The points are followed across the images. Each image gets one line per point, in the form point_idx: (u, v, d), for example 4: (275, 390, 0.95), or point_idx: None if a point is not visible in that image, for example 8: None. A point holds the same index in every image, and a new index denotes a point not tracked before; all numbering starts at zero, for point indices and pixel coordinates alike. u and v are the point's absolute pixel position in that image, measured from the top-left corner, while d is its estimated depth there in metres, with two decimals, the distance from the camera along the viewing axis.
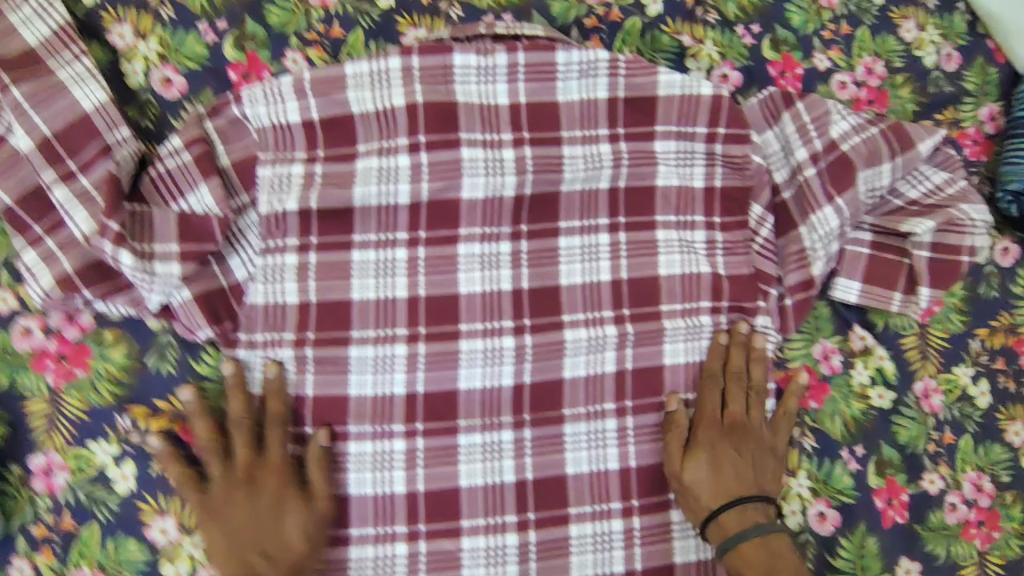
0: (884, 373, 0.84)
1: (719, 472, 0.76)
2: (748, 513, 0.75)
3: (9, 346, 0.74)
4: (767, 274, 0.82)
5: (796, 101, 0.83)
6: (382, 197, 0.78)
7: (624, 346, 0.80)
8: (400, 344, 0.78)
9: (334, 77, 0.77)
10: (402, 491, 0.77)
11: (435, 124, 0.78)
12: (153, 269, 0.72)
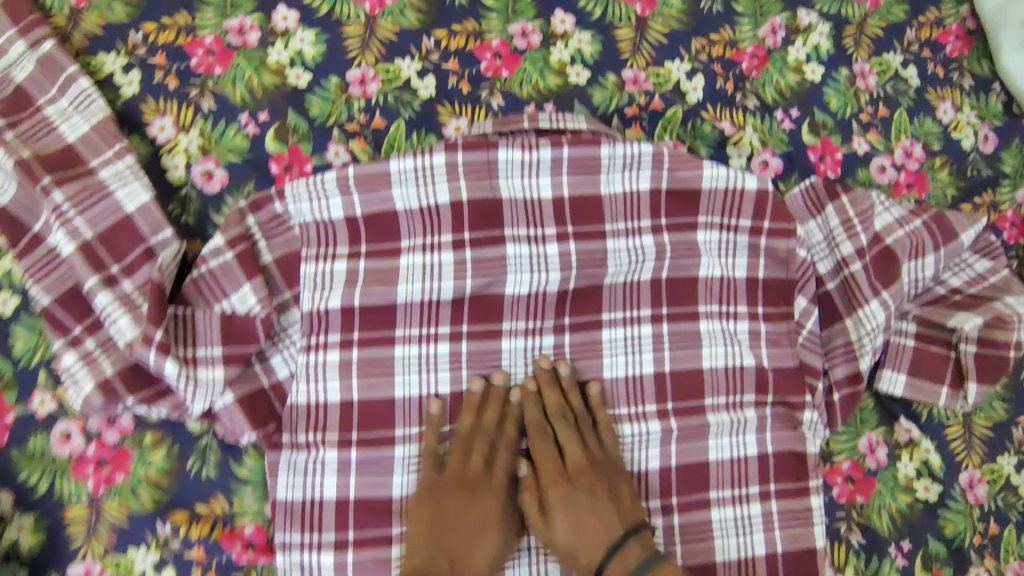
0: (931, 466, 0.84)
1: (573, 521, 0.72)
2: (629, 552, 0.70)
3: (48, 452, 0.74)
4: (813, 367, 0.82)
5: (840, 194, 0.82)
6: (426, 293, 0.78)
7: (669, 443, 0.78)
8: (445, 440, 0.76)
9: (379, 173, 0.77)
10: None
11: (480, 221, 0.78)
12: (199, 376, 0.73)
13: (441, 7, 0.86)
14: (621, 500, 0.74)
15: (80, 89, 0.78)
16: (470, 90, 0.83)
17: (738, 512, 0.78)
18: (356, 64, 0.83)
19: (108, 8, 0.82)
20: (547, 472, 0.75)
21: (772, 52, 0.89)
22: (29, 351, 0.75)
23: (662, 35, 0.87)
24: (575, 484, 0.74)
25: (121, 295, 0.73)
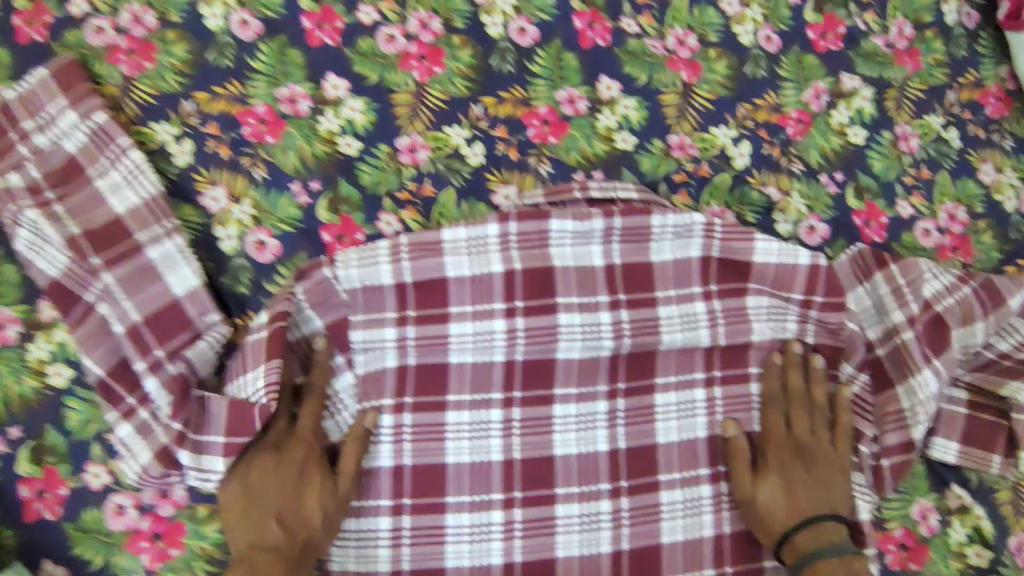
0: (982, 532, 0.82)
1: (821, 491, 0.76)
2: (826, 531, 0.74)
3: (103, 525, 0.73)
4: (862, 433, 0.81)
5: (889, 262, 0.83)
6: (478, 354, 0.78)
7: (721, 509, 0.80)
8: (497, 510, 0.77)
9: (432, 243, 0.76)
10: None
11: (533, 289, 0.78)
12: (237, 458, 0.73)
13: (489, 73, 0.86)
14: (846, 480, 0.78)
15: (132, 162, 0.78)
16: (519, 157, 0.84)
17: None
18: (406, 132, 0.83)
19: (161, 77, 0.81)
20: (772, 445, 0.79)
21: (815, 116, 0.90)
22: (83, 423, 0.75)
23: (708, 101, 0.87)
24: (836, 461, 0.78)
25: (168, 379, 0.73)
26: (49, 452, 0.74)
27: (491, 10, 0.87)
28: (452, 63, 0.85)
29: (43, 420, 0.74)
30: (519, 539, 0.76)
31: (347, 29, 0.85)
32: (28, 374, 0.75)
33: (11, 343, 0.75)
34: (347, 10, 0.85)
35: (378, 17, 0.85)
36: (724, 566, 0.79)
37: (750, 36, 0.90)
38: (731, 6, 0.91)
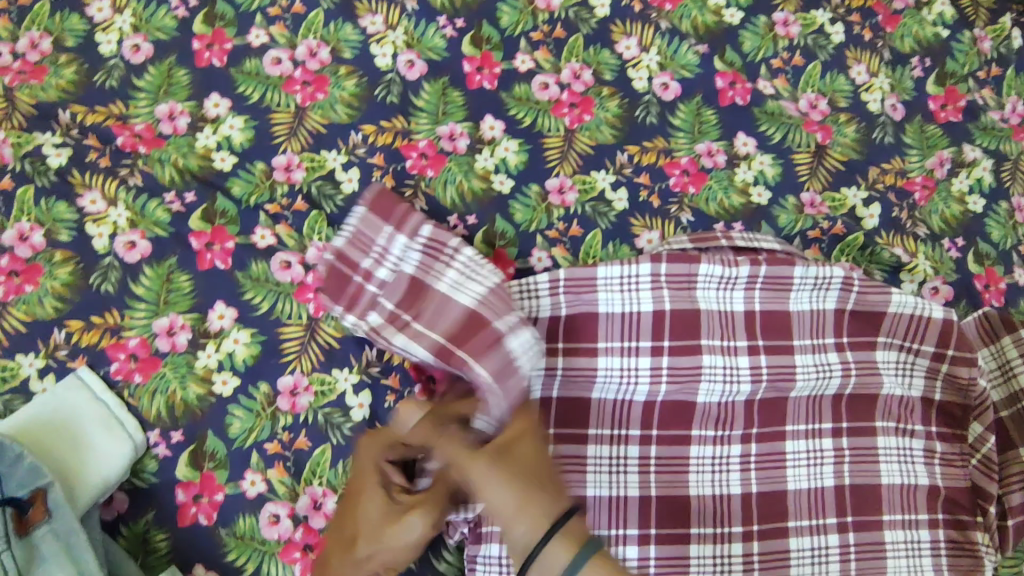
0: None
1: (517, 507, 0.56)
2: (573, 533, 0.54)
3: (257, 534, 0.74)
4: (987, 491, 0.83)
5: (1017, 328, 0.86)
6: (621, 392, 0.80)
7: (848, 559, 0.79)
8: (631, 547, 0.77)
9: (586, 279, 0.80)
10: None
11: (680, 333, 0.81)
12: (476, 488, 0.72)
13: (634, 124, 0.91)
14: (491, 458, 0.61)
15: (311, 189, 0.82)
16: (661, 204, 0.88)
17: None
18: (556, 174, 0.88)
19: (332, 109, 0.86)
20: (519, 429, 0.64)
21: (938, 182, 0.94)
22: (244, 431, 0.75)
23: (841, 163, 0.92)
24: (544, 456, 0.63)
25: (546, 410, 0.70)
26: (208, 458, 0.75)
27: (637, 65, 0.93)
28: (601, 113, 0.91)
29: (205, 426, 0.75)
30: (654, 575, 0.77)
31: (504, 75, 0.90)
32: (194, 380, 0.76)
33: (182, 349, 0.77)
34: (506, 58, 0.91)
35: (534, 66, 0.91)
36: None
37: (878, 104, 0.96)
38: (860, 75, 0.97)
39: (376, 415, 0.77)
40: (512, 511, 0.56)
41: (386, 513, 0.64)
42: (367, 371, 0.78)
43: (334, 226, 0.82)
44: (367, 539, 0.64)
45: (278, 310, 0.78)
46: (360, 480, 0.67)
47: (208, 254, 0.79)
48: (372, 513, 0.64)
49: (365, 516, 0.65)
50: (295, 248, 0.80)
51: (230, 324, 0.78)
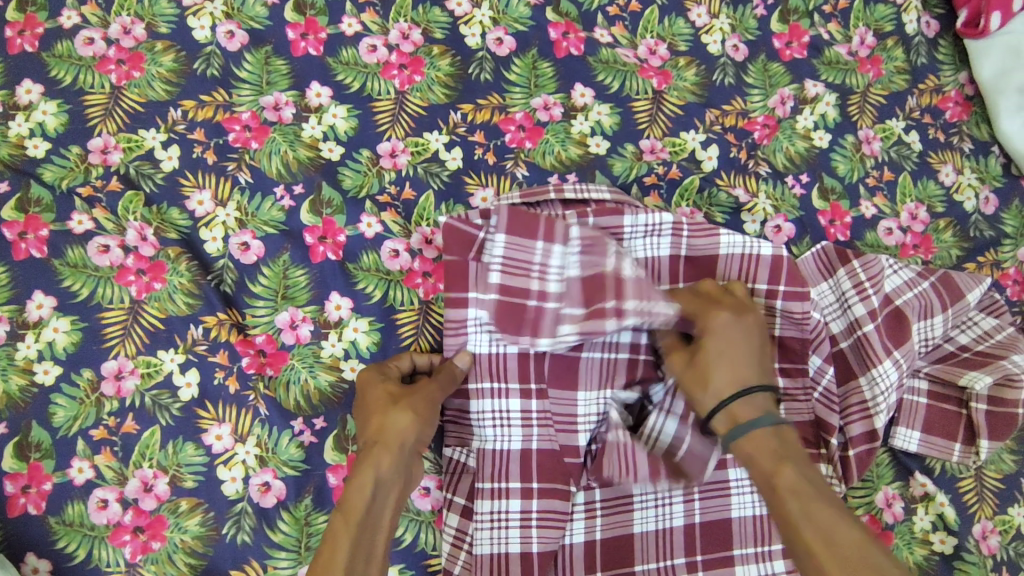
0: (947, 519, 0.84)
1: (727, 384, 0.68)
2: (747, 407, 0.66)
3: (85, 519, 0.72)
4: (831, 424, 0.83)
5: (852, 259, 0.86)
6: (495, 344, 0.79)
7: (691, 499, 0.78)
8: (455, 514, 0.77)
9: (466, 236, 0.79)
10: (517, 551, 0.75)
11: (591, 296, 0.76)
12: (595, 411, 0.78)
13: (467, 82, 0.90)
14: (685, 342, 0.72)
15: (129, 170, 0.82)
16: (496, 161, 0.87)
17: (760, 571, 0.77)
18: (386, 137, 0.86)
19: (149, 86, 0.85)
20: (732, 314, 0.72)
21: (780, 121, 0.94)
22: (69, 419, 0.74)
23: (678, 107, 0.92)
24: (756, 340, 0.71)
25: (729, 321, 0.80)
26: (35, 448, 0.73)
27: (469, 21, 0.92)
28: (431, 72, 0.89)
29: (29, 416, 0.74)
30: (535, 530, 0.75)
31: (330, 40, 0.89)
32: (15, 372, 0.75)
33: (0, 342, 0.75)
34: (332, 22, 0.90)
35: (361, 28, 0.90)
36: (695, 556, 0.77)
37: (718, 45, 0.96)
38: (700, 17, 0.97)
39: (205, 392, 0.76)
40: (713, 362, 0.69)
41: (408, 390, 0.71)
42: (193, 350, 0.77)
43: (153, 206, 0.81)
44: (396, 406, 0.69)
45: (99, 296, 0.77)
46: (368, 384, 0.73)
47: (23, 243, 0.78)
48: (382, 392, 0.71)
49: (377, 402, 0.70)
50: (113, 231, 0.79)
51: (49, 313, 0.76)
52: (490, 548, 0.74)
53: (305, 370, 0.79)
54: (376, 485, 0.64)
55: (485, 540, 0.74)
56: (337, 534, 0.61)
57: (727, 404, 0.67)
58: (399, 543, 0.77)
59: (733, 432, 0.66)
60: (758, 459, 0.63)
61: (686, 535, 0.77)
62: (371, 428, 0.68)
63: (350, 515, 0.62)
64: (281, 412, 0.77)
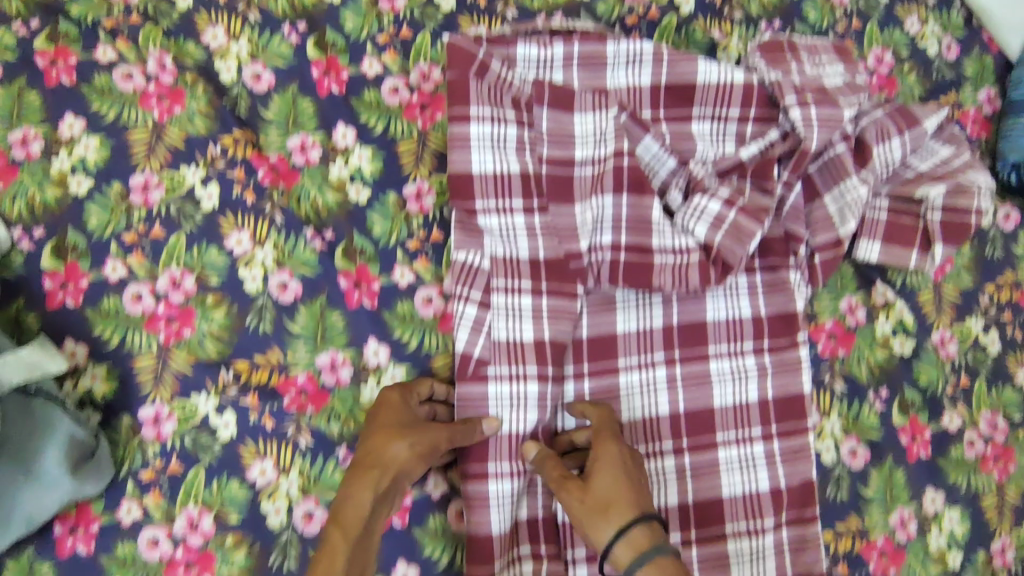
0: (905, 324, 0.93)
1: (608, 497, 0.73)
2: (639, 538, 0.71)
3: (121, 310, 0.81)
4: (799, 235, 0.89)
5: (832, 94, 0.90)
6: (497, 163, 0.86)
7: (670, 304, 0.88)
8: (472, 305, 0.83)
9: (457, 53, 0.86)
10: (530, 339, 0.84)
11: (559, 105, 0.87)
12: (591, 216, 0.85)
13: None
14: (604, 481, 0.74)
15: (147, 8, 0.89)
16: (487, 4, 0.94)
17: (733, 363, 0.88)
18: None
19: None
20: (604, 459, 0.76)
21: None
22: (102, 224, 0.82)
23: None
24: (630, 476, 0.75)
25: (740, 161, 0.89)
26: (71, 250, 0.82)
27: None
28: None
29: (66, 222, 0.82)
30: (547, 321, 0.84)
31: None
32: (50, 184, 0.83)
33: (37, 157, 0.83)
34: None
35: None
36: (673, 351, 0.88)
37: None
38: None
39: (224, 203, 0.84)
40: (602, 501, 0.73)
41: (417, 424, 0.76)
42: (212, 167, 0.84)
43: (170, 38, 0.88)
44: (404, 437, 0.74)
45: (124, 118, 0.84)
46: (383, 408, 0.78)
47: (54, 71, 0.85)
48: (397, 417, 0.77)
49: (386, 424, 0.76)
50: (135, 61, 0.86)
51: (79, 132, 0.84)
52: (506, 330, 0.83)
53: (315, 188, 0.85)
54: (375, 504, 0.71)
55: (502, 328, 0.83)
56: (337, 543, 0.69)
57: (619, 534, 0.71)
58: (405, 346, 0.84)
59: (633, 565, 0.70)
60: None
61: (665, 333, 0.88)
62: (372, 449, 0.74)
63: (350, 526, 0.70)
64: (295, 219, 0.84)
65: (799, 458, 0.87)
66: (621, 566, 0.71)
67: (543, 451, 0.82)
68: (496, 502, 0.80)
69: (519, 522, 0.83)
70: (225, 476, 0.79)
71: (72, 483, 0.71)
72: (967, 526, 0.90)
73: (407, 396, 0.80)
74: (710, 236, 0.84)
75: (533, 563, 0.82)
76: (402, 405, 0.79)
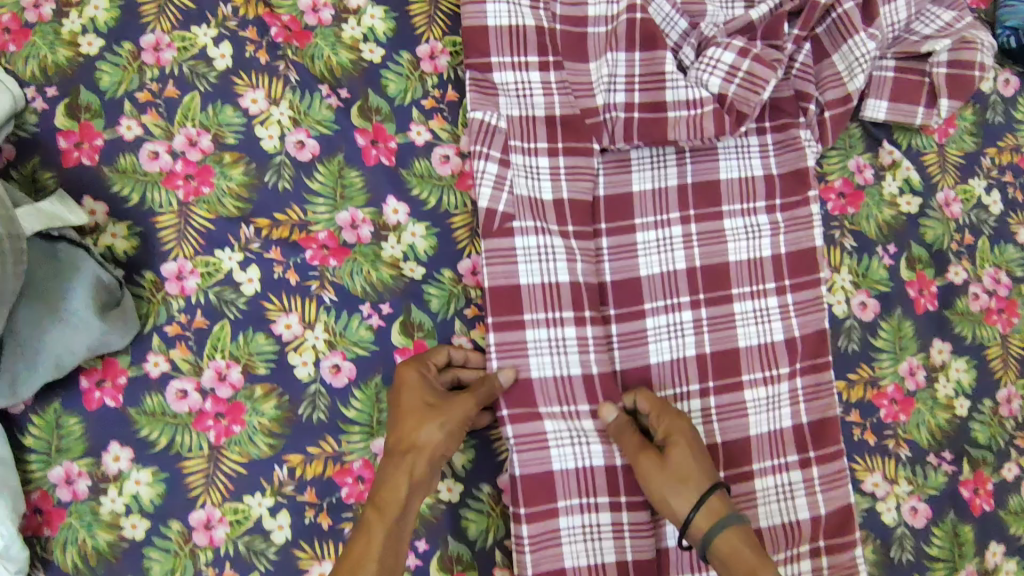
0: (911, 183, 0.94)
1: (689, 469, 0.75)
2: (715, 507, 0.74)
3: (139, 168, 0.80)
4: (808, 94, 0.90)
5: None
6: (512, 17, 0.86)
7: (683, 163, 0.90)
8: (493, 164, 0.83)
9: None
10: (549, 199, 0.86)
11: None
12: (605, 73, 0.86)
13: None
14: (683, 453, 0.76)
15: None
16: None
17: (746, 221, 0.90)
18: None
19: None
20: (679, 431, 0.77)
21: None
22: (115, 83, 0.82)
23: None
24: (701, 447, 0.78)
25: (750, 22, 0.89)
26: (85, 110, 0.81)
27: None
28: None
29: (78, 82, 0.82)
30: (564, 179, 0.86)
31: None
32: (62, 45, 0.82)
33: (48, 19, 0.82)
34: None
35: None
36: (688, 210, 0.89)
37: None
38: None
39: (238, 64, 0.84)
40: (683, 473, 0.75)
41: (443, 399, 0.75)
42: (224, 26, 0.84)
43: None
44: (435, 418, 0.73)
45: None
46: (405, 387, 0.76)
47: None
48: (421, 397, 0.75)
49: (416, 406, 0.75)
50: None
51: None
52: (527, 185, 0.85)
53: (328, 48, 0.85)
54: (410, 488, 0.72)
55: (523, 186, 0.84)
56: (374, 526, 0.70)
57: (698, 505, 0.74)
58: (423, 203, 0.84)
59: (712, 531, 0.73)
60: (745, 551, 0.73)
61: (679, 192, 0.89)
62: (403, 433, 0.73)
63: (387, 511, 0.71)
64: (310, 78, 0.84)
65: (812, 309, 0.88)
66: (698, 532, 0.75)
67: (580, 296, 0.84)
68: (534, 348, 0.82)
69: (572, 373, 0.82)
70: (251, 330, 0.79)
71: (102, 325, 0.71)
72: (974, 376, 0.91)
73: (425, 368, 0.78)
74: (726, 85, 0.85)
75: (591, 418, 0.82)
76: (424, 381, 0.76)
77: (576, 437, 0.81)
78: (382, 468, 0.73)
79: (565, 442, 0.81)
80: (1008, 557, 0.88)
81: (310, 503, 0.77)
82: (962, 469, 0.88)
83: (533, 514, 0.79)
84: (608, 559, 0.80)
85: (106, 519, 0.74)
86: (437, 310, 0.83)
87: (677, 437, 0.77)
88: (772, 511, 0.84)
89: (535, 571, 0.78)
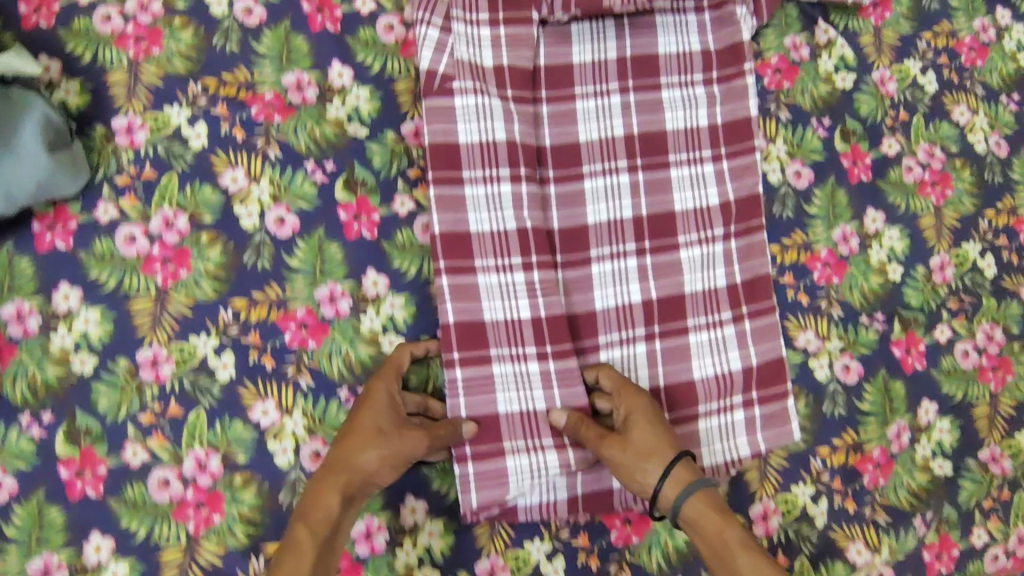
0: (846, 60, 0.97)
1: (651, 445, 0.77)
2: (681, 476, 0.76)
3: (92, 29, 0.84)
4: None
5: None
6: None
7: (623, 37, 0.92)
8: (434, 29, 0.86)
9: None
10: (490, 66, 0.87)
11: None
12: None
13: None
14: (644, 431, 0.77)
15: None
16: None
17: (684, 92, 0.92)
18: None
19: None
20: (635, 410, 0.79)
21: None
22: None
23: None
24: (659, 422, 0.79)
25: None
26: None
27: None
28: None
29: None
30: (505, 49, 0.88)
31: None
32: None
33: None
34: None
35: None
36: (627, 81, 0.91)
37: None
38: None
39: None
40: (644, 450, 0.76)
41: (396, 425, 0.75)
42: None
43: None
44: (379, 443, 0.73)
45: None
46: (365, 408, 0.76)
47: None
48: (375, 420, 0.75)
49: (371, 425, 0.75)
50: None
51: None
52: (467, 52, 0.86)
53: None
54: (341, 506, 0.71)
55: (464, 54, 0.86)
56: (302, 539, 0.69)
57: (666, 478, 0.75)
58: (367, 68, 0.87)
59: (680, 497, 0.75)
60: (710, 517, 0.75)
61: (618, 63, 0.91)
62: (351, 451, 0.74)
63: (316, 527, 0.70)
64: None
65: (746, 173, 0.90)
66: (667, 501, 0.76)
67: (514, 155, 0.86)
68: (471, 204, 0.84)
69: (506, 229, 0.84)
70: (198, 182, 0.82)
71: (51, 161, 0.74)
72: (907, 244, 0.94)
73: (388, 389, 0.78)
74: None
75: (522, 270, 0.84)
76: (381, 400, 0.77)
77: (505, 289, 0.84)
78: (324, 477, 0.73)
79: (496, 294, 0.83)
80: (941, 415, 0.91)
81: (253, 344, 0.80)
82: (893, 328, 0.91)
83: (466, 357, 0.81)
84: (540, 406, 0.83)
85: (55, 355, 0.77)
86: (380, 167, 0.86)
87: (636, 415, 0.78)
88: (704, 364, 0.87)
89: (469, 413, 0.81)
